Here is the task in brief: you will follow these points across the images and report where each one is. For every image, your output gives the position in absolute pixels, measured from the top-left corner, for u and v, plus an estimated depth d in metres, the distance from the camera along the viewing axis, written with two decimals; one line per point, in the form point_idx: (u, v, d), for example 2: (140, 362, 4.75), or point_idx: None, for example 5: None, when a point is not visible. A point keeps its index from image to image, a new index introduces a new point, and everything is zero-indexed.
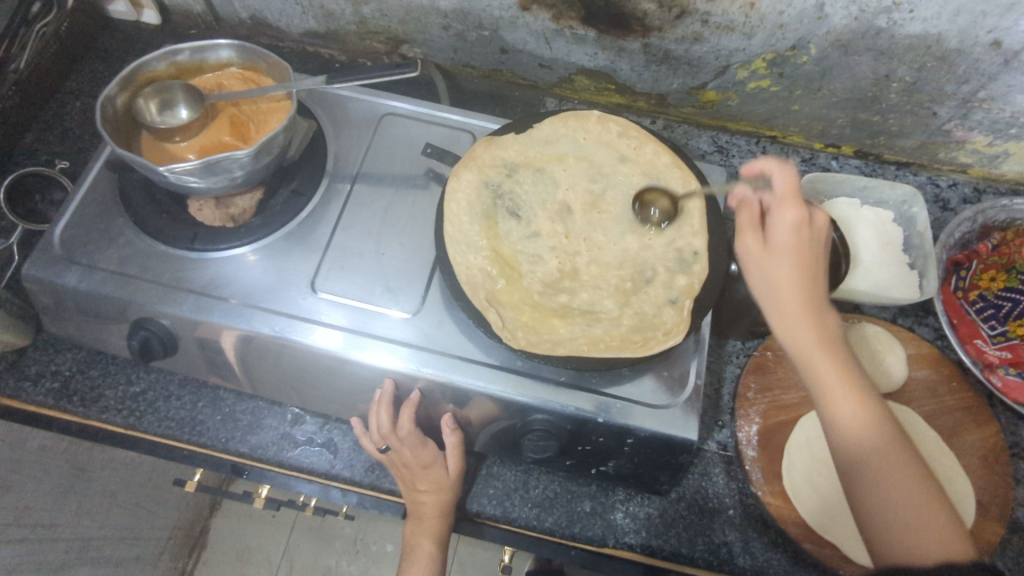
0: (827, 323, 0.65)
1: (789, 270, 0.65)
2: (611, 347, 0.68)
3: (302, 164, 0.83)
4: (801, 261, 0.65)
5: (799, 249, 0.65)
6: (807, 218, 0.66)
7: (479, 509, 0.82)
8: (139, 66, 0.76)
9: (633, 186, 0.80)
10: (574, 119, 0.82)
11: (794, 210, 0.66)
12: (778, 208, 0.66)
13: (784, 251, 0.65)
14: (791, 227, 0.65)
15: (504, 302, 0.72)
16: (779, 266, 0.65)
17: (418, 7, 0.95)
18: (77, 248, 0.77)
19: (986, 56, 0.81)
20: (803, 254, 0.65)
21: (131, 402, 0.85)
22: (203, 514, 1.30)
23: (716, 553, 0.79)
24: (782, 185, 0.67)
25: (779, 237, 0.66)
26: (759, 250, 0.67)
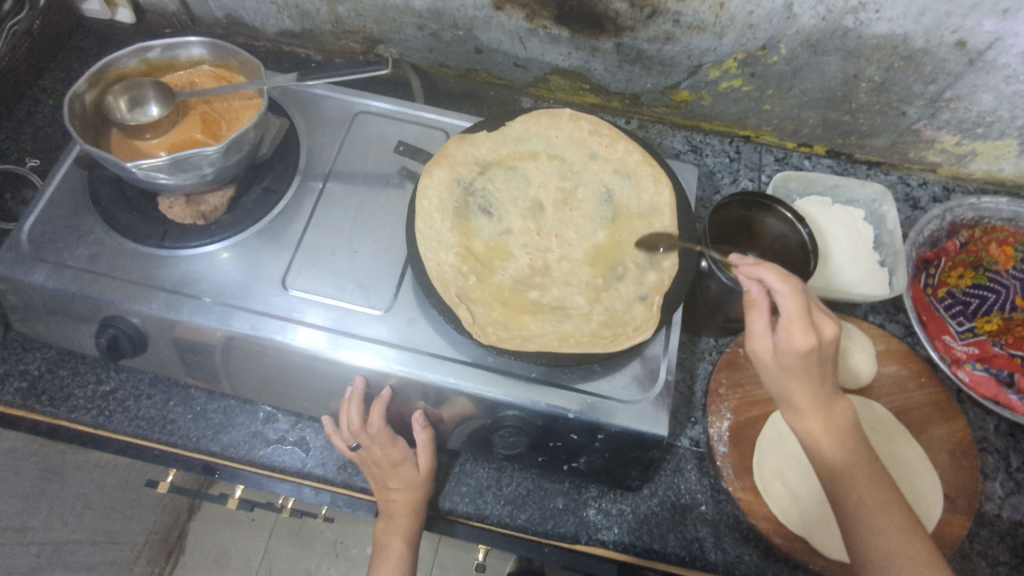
0: (838, 420, 0.66)
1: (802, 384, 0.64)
2: (581, 343, 0.69)
3: (275, 162, 0.83)
4: (811, 374, 0.64)
5: (810, 364, 0.63)
6: (816, 341, 0.62)
7: (451, 507, 0.82)
8: (109, 62, 0.75)
9: (604, 183, 0.81)
10: (546, 117, 0.82)
11: (801, 335, 0.62)
12: (784, 328, 0.62)
13: (795, 364, 0.63)
14: (800, 351, 0.62)
15: (475, 298, 0.72)
16: (791, 378, 0.64)
17: (392, 7, 0.95)
18: (45, 245, 0.76)
19: (951, 56, 0.82)
20: (814, 369, 0.64)
21: (100, 401, 0.84)
22: (180, 518, 1.21)
23: (688, 549, 0.79)
24: (787, 306, 0.62)
25: (787, 356, 0.63)
26: (768, 362, 0.65)
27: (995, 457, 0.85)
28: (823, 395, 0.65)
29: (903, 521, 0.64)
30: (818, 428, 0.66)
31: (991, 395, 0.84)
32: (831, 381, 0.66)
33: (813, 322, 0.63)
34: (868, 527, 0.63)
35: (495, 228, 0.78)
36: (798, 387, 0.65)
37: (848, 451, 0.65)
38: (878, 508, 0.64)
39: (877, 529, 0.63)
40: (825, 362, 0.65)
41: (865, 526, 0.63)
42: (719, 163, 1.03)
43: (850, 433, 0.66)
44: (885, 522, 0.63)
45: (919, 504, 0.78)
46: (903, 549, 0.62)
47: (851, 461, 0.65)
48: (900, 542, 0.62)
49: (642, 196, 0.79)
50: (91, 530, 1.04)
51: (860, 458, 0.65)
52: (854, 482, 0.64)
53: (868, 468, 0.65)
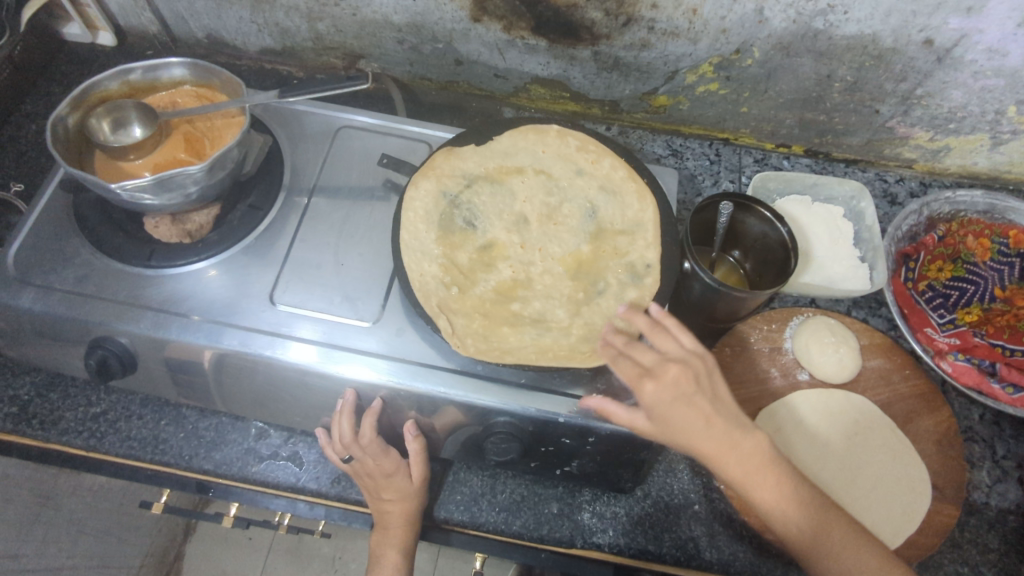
0: (749, 457, 0.68)
1: (690, 427, 0.67)
2: (559, 357, 0.70)
3: (259, 179, 0.84)
4: (693, 415, 0.67)
5: (688, 407, 0.67)
6: (664, 380, 0.68)
7: (446, 516, 0.82)
8: (91, 85, 0.76)
9: (589, 200, 0.81)
10: (534, 132, 0.84)
11: (652, 383, 0.67)
12: (636, 386, 0.68)
13: (677, 416, 0.67)
14: (660, 402, 0.67)
15: (456, 309, 0.73)
16: (688, 431, 0.67)
17: (371, 21, 0.96)
18: (31, 268, 0.77)
19: (920, 55, 0.84)
20: (688, 405, 0.68)
21: (91, 423, 0.84)
22: (177, 538, 1.24)
23: (683, 548, 0.79)
24: (626, 370, 0.68)
25: (657, 411, 0.67)
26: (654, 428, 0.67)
27: (980, 446, 0.86)
28: (713, 432, 0.67)
29: (847, 532, 0.69)
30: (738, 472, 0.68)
31: (974, 384, 0.85)
32: (719, 416, 0.68)
33: (653, 364, 0.68)
34: (819, 547, 0.68)
35: (477, 239, 0.79)
36: (690, 436, 0.67)
37: (773, 487, 0.69)
38: (816, 527, 0.69)
39: (827, 545, 0.68)
40: (696, 398, 0.68)
41: (818, 554, 0.68)
42: (700, 166, 1.04)
43: (764, 464, 0.69)
44: (830, 540, 0.68)
45: (907, 493, 0.79)
46: (854, 553, 0.68)
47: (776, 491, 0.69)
48: (854, 553, 0.68)
49: (626, 212, 0.80)
50: (85, 555, 1.04)
51: (784, 487, 0.69)
52: (786, 514, 0.69)
53: (795, 495, 0.69)
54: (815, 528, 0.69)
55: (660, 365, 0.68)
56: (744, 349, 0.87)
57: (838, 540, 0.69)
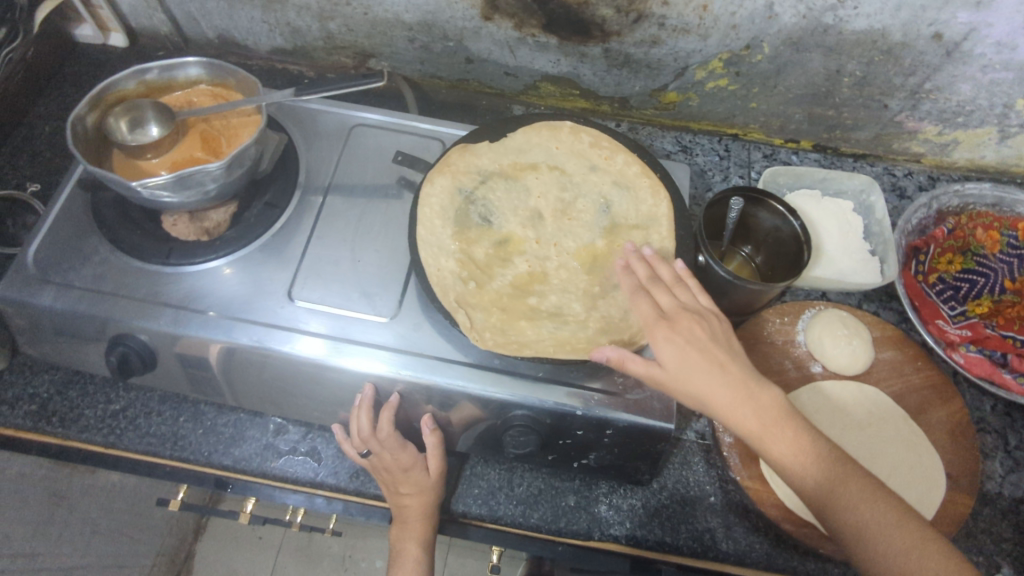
0: (763, 409, 0.65)
1: (700, 375, 0.65)
2: (578, 349, 0.71)
3: (275, 177, 0.85)
4: (706, 364, 0.65)
5: (701, 352, 0.66)
6: (677, 326, 0.67)
7: (464, 510, 0.83)
8: (108, 84, 0.76)
9: (603, 194, 0.82)
10: (547, 129, 0.84)
11: (664, 332, 0.67)
12: (650, 333, 0.68)
13: (688, 358, 0.66)
14: (670, 348, 0.66)
15: (474, 303, 0.74)
16: (699, 378, 0.65)
17: (382, 20, 0.97)
18: (51, 267, 0.77)
19: (929, 49, 0.85)
20: (702, 353, 0.66)
21: (111, 420, 0.84)
22: (188, 539, 1.31)
23: (700, 540, 0.80)
24: (644, 313, 0.69)
25: (668, 357, 0.66)
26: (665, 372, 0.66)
27: (992, 437, 0.87)
28: (725, 381, 0.65)
29: (866, 488, 0.66)
30: (750, 419, 0.65)
31: (986, 374, 0.86)
32: (734, 368, 0.66)
33: (667, 314, 0.68)
34: (835, 501, 0.65)
35: (494, 234, 0.80)
36: (701, 384, 0.65)
37: (789, 440, 0.65)
38: (835, 480, 0.65)
39: (844, 499, 0.65)
40: (709, 349, 0.66)
41: (835, 507, 0.65)
42: (709, 162, 1.05)
43: (779, 418, 0.66)
44: (848, 493, 0.65)
45: (922, 483, 0.80)
46: (873, 508, 0.64)
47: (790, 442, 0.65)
48: (873, 508, 0.64)
49: (640, 208, 0.81)
50: (99, 555, 1.05)
51: (800, 442, 0.66)
52: (799, 468, 0.65)
53: (811, 448, 0.66)
54: (832, 480, 0.65)
55: (675, 313, 0.68)
56: (758, 343, 0.88)
57: (857, 496, 0.65)
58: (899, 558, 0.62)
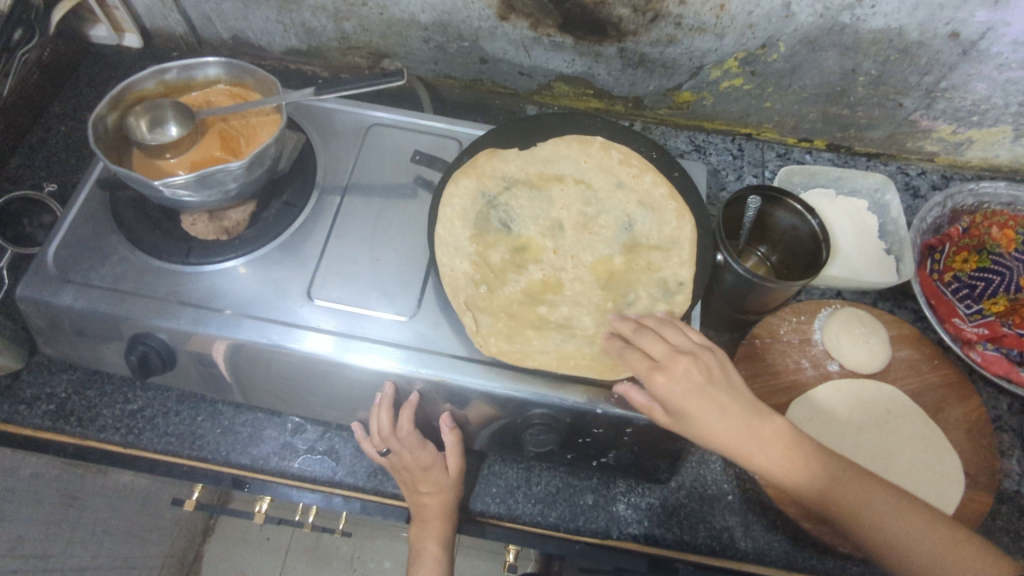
0: (772, 442, 0.66)
1: (707, 417, 0.65)
2: (581, 364, 0.72)
3: (293, 177, 0.85)
4: (709, 403, 0.65)
5: (702, 397, 0.65)
6: (672, 369, 0.66)
7: (483, 509, 0.83)
8: (129, 85, 0.76)
9: (627, 212, 0.82)
10: (577, 143, 0.84)
11: (661, 375, 0.66)
12: (646, 379, 0.66)
13: (691, 405, 0.65)
14: (671, 392, 0.65)
15: (483, 307, 0.75)
16: (705, 420, 0.64)
17: (398, 20, 0.97)
18: (71, 266, 0.77)
19: (945, 47, 0.85)
20: (702, 394, 0.65)
21: (129, 419, 0.84)
22: (197, 540, 1.32)
23: (719, 538, 0.80)
24: (636, 362, 0.68)
25: (671, 402, 0.65)
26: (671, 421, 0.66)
27: (1010, 435, 0.87)
28: (730, 417, 0.65)
29: (888, 501, 0.66)
30: (763, 460, 0.66)
31: (1003, 372, 0.86)
32: (736, 401, 0.66)
33: (658, 357, 0.67)
34: (863, 524, 0.65)
35: (517, 245, 0.80)
36: (711, 426, 0.65)
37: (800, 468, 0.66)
38: (856, 501, 0.66)
39: (871, 519, 0.65)
40: (708, 386, 0.66)
41: (864, 530, 0.65)
42: (723, 161, 1.05)
43: (789, 447, 0.67)
44: (873, 513, 0.65)
45: (941, 481, 0.80)
46: (901, 520, 0.65)
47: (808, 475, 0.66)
48: (901, 522, 0.65)
49: (663, 230, 0.80)
50: (110, 555, 1.05)
51: (813, 468, 0.67)
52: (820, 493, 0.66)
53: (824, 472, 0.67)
54: (855, 501, 0.66)
55: (667, 357, 0.67)
56: (774, 341, 0.89)
57: (882, 511, 0.65)
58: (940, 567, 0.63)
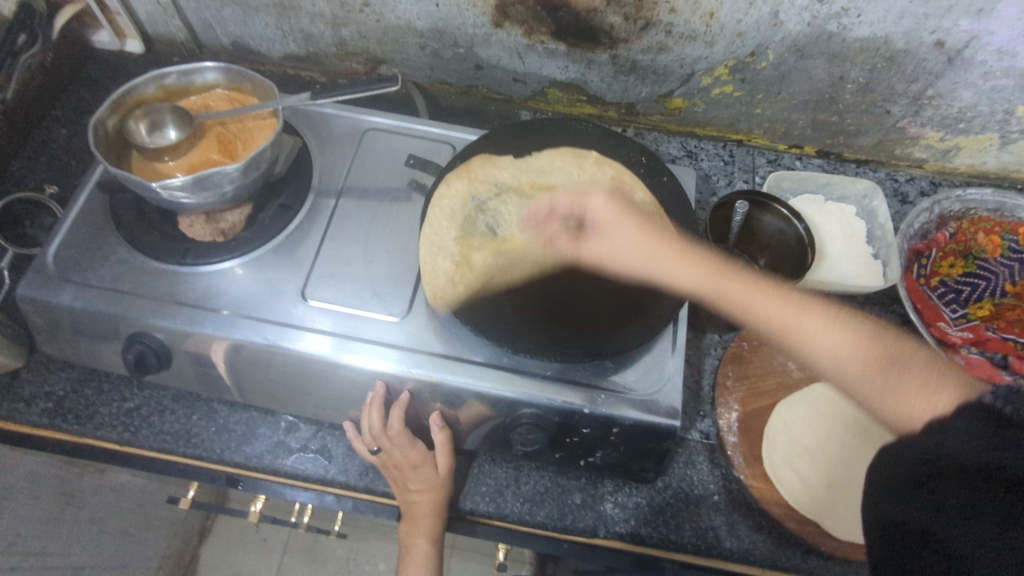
0: (693, 257, 0.72)
1: (631, 233, 0.74)
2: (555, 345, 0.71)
3: (289, 180, 0.86)
4: (635, 225, 0.74)
5: (628, 220, 0.75)
6: (608, 196, 0.78)
7: (471, 507, 0.84)
8: (129, 88, 0.78)
9: None
10: (573, 156, 0.84)
11: (598, 199, 0.78)
12: (584, 201, 0.79)
13: (614, 229, 0.75)
14: (606, 211, 0.77)
15: (459, 304, 0.75)
16: (626, 241, 0.74)
17: (395, 28, 0.99)
18: (70, 266, 0.79)
19: (931, 56, 0.86)
20: (631, 219, 0.75)
21: (125, 417, 0.86)
22: (192, 541, 1.32)
23: (704, 538, 0.81)
24: (569, 198, 0.80)
25: (605, 221, 0.76)
26: (596, 245, 0.76)
27: None
28: (654, 235, 0.73)
29: (823, 315, 0.67)
30: (683, 275, 0.70)
31: (987, 375, 0.86)
32: (660, 229, 0.74)
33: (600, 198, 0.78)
34: (792, 336, 0.67)
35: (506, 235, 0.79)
36: (631, 237, 0.73)
37: (722, 281, 0.70)
38: (789, 315, 0.67)
39: (801, 329, 0.66)
40: (640, 214, 0.76)
41: (797, 341, 0.66)
42: (714, 166, 1.07)
43: (716, 265, 0.71)
44: (803, 324, 0.66)
45: None
46: (836, 333, 0.65)
47: (740, 293, 0.69)
48: (836, 334, 0.65)
49: None
50: (105, 554, 1.07)
51: (738, 280, 0.70)
52: (746, 300, 0.69)
53: (749, 283, 0.70)
54: (785, 313, 0.67)
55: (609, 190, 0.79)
56: (762, 344, 0.90)
57: (815, 325, 0.66)
58: (875, 371, 0.63)
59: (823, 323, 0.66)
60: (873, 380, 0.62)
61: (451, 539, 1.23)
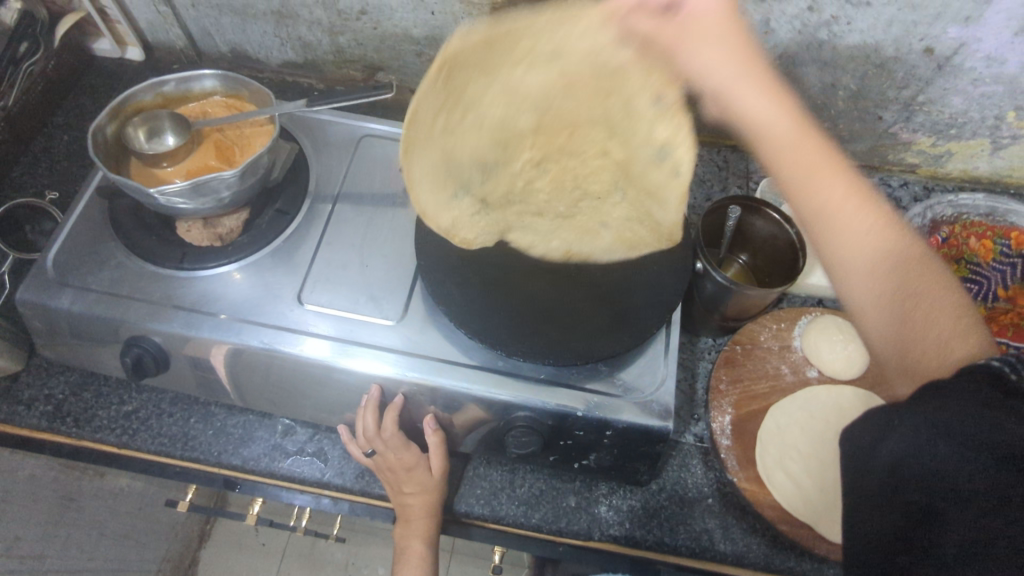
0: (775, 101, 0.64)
1: (718, 51, 0.64)
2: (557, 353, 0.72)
3: (286, 185, 0.88)
4: (730, 44, 0.65)
5: (724, 37, 0.65)
6: None
7: (467, 510, 0.84)
8: (128, 96, 0.80)
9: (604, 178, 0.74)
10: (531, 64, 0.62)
11: None
12: None
13: (706, 38, 0.64)
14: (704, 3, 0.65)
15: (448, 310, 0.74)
16: (712, 61, 0.64)
17: (391, 35, 1.00)
18: (70, 271, 0.80)
19: (921, 63, 0.87)
20: (727, 28, 0.65)
21: (123, 420, 0.87)
22: (191, 545, 1.33)
23: (698, 540, 0.81)
24: None
25: (697, 17, 0.64)
26: (677, 36, 0.64)
27: None
28: (740, 71, 0.65)
29: (877, 221, 0.61)
30: (756, 116, 0.64)
31: None
32: (752, 59, 0.65)
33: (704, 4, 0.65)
34: (831, 227, 0.62)
35: (508, 101, 0.66)
36: (715, 48, 0.64)
37: (798, 133, 0.63)
38: (840, 204, 0.61)
39: (845, 227, 0.61)
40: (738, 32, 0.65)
41: (833, 234, 0.62)
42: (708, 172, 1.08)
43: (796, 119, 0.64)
44: (851, 219, 0.61)
45: None
46: (879, 244, 0.60)
47: (811, 154, 0.62)
48: (880, 248, 0.60)
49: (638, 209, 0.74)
50: (104, 557, 1.07)
51: (814, 146, 0.63)
52: (813, 163, 0.62)
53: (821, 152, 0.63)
54: (838, 199, 0.61)
55: None
56: (754, 347, 0.91)
57: (866, 226, 0.61)
58: (904, 291, 0.59)
59: (878, 229, 0.61)
60: (892, 301, 0.59)
61: (449, 542, 1.24)
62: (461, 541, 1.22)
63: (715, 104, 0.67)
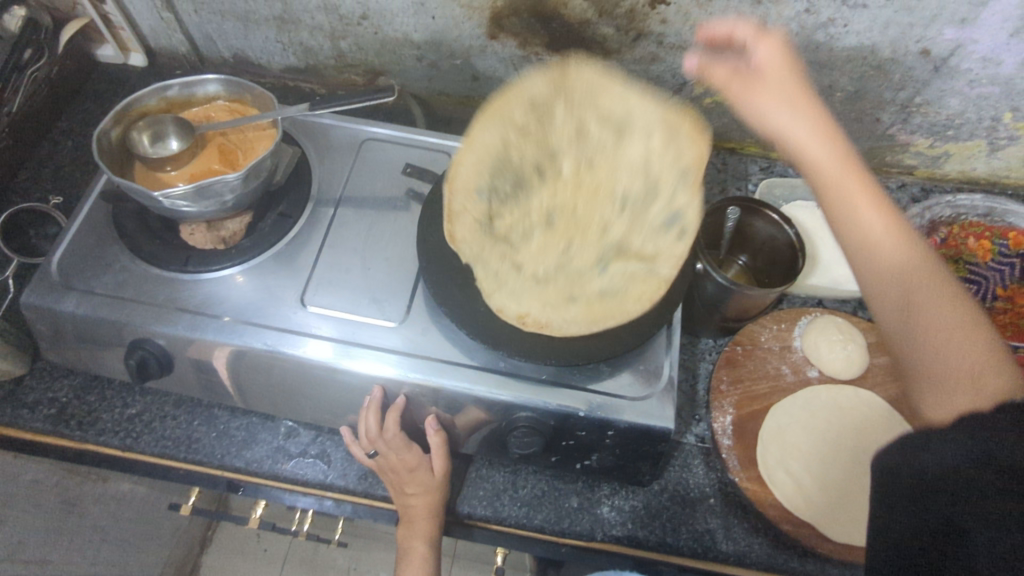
0: (836, 146, 0.71)
1: (780, 109, 0.73)
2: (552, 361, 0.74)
3: (288, 189, 0.88)
4: (794, 93, 0.73)
5: (785, 91, 0.73)
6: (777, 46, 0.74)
7: (469, 511, 0.85)
8: (132, 100, 0.80)
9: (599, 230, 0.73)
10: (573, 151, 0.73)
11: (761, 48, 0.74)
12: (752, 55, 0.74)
13: (773, 95, 0.73)
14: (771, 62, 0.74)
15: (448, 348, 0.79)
16: (776, 114, 0.72)
17: (392, 39, 1.01)
18: (74, 274, 0.80)
19: (918, 64, 0.88)
20: (794, 84, 0.73)
21: (127, 423, 0.87)
22: (194, 551, 1.33)
23: (700, 540, 0.82)
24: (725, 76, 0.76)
25: (768, 77, 0.74)
26: (751, 92, 0.74)
27: None
28: (805, 114, 0.72)
29: (917, 259, 0.68)
30: (814, 158, 0.71)
31: None
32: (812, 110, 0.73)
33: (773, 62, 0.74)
34: (874, 258, 0.69)
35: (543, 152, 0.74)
36: (779, 107, 0.73)
37: (849, 175, 0.70)
38: (883, 241, 0.69)
39: (884, 261, 0.69)
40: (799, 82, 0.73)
41: (871, 262, 0.69)
42: (708, 174, 1.09)
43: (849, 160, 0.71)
44: (896, 259, 0.68)
45: None
46: (930, 288, 0.66)
47: (857, 192, 0.70)
48: (937, 291, 0.65)
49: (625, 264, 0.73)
50: (106, 562, 1.07)
51: (867, 192, 0.69)
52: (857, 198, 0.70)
53: (873, 197, 0.69)
54: (882, 240, 0.69)
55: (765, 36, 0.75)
56: (755, 348, 0.91)
57: (908, 266, 0.68)
58: (940, 325, 0.65)
59: (934, 284, 0.66)
60: (924, 338, 0.66)
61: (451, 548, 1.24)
62: (462, 545, 1.23)
63: (792, 155, 0.73)
